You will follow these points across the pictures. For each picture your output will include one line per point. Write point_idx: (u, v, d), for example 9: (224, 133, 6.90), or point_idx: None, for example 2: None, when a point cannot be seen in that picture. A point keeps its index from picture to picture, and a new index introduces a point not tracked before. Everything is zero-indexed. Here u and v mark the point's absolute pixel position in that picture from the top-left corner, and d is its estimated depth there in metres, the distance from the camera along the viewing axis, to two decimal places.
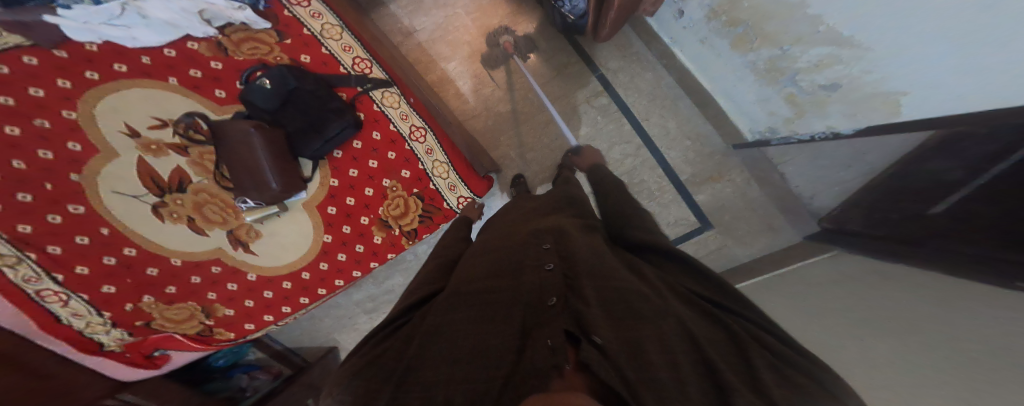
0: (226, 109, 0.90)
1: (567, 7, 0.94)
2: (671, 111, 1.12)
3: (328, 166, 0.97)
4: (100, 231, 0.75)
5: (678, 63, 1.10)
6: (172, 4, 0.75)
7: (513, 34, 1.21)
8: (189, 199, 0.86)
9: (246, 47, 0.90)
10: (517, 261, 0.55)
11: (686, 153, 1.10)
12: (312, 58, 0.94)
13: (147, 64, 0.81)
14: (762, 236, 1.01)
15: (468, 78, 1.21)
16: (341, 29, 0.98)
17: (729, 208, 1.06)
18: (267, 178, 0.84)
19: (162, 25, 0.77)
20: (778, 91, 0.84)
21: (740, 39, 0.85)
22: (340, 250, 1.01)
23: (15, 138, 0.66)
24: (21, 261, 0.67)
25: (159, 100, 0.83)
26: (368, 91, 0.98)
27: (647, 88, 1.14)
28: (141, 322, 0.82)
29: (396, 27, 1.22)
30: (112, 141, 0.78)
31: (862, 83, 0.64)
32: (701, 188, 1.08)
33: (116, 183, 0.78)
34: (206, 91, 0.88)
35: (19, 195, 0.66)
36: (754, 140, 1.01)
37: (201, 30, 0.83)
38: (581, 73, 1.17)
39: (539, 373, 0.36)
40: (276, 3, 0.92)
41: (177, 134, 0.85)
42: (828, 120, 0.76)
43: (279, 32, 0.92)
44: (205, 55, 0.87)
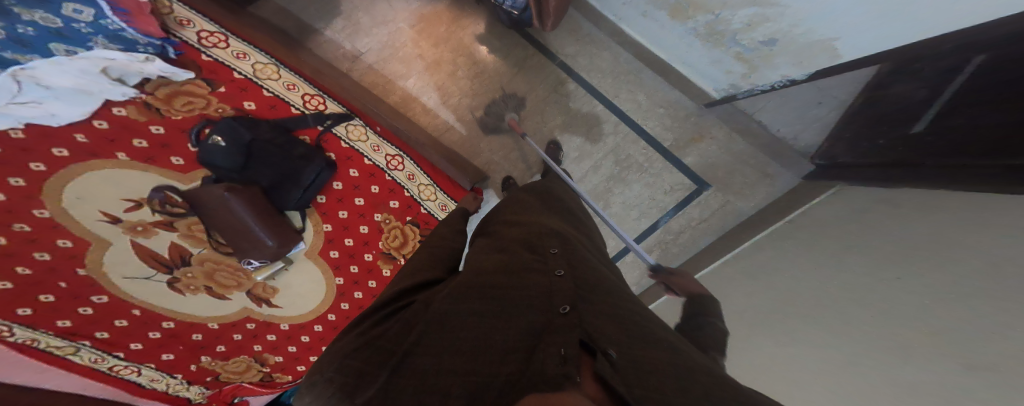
0: (190, 175, 0.78)
1: (508, 2, 0.93)
2: (637, 84, 1.10)
3: (316, 212, 0.95)
4: (131, 312, 0.70)
5: (628, 37, 1.08)
6: (69, 67, 0.56)
7: (463, 38, 1.19)
8: (199, 270, 0.80)
9: (179, 103, 0.75)
10: (523, 263, 0.55)
11: (663, 120, 1.08)
12: (257, 104, 0.88)
13: (85, 141, 0.64)
14: (761, 185, 0.99)
15: (431, 92, 1.20)
16: (274, 67, 0.93)
17: (720, 164, 1.04)
18: (263, 236, 0.81)
19: (70, 94, 0.58)
20: (725, 51, 0.83)
21: (677, 10, 0.82)
22: (355, 289, 1.02)
23: (7, 248, 0.55)
24: (80, 349, 0.63)
25: (119, 178, 0.68)
26: (330, 128, 0.97)
27: (607, 66, 1.12)
28: (210, 377, 0.84)
29: (340, 52, 1.21)
30: (93, 230, 0.65)
31: (795, 36, 0.68)
32: (687, 151, 1.06)
33: (124, 268, 0.69)
34: (163, 161, 0.74)
35: (42, 298, 0.58)
36: (721, 97, 0.99)
37: (119, 92, 0.65)
38: (541, 64, 1.16)
39: (546, 377, 0.34)
40: (188, 48, 0.78)
41: (156, 211, 0.73)
42: (779, 71, 0.78)
43: (207, 80, 0.80)
44: (139, 120, 0.70)
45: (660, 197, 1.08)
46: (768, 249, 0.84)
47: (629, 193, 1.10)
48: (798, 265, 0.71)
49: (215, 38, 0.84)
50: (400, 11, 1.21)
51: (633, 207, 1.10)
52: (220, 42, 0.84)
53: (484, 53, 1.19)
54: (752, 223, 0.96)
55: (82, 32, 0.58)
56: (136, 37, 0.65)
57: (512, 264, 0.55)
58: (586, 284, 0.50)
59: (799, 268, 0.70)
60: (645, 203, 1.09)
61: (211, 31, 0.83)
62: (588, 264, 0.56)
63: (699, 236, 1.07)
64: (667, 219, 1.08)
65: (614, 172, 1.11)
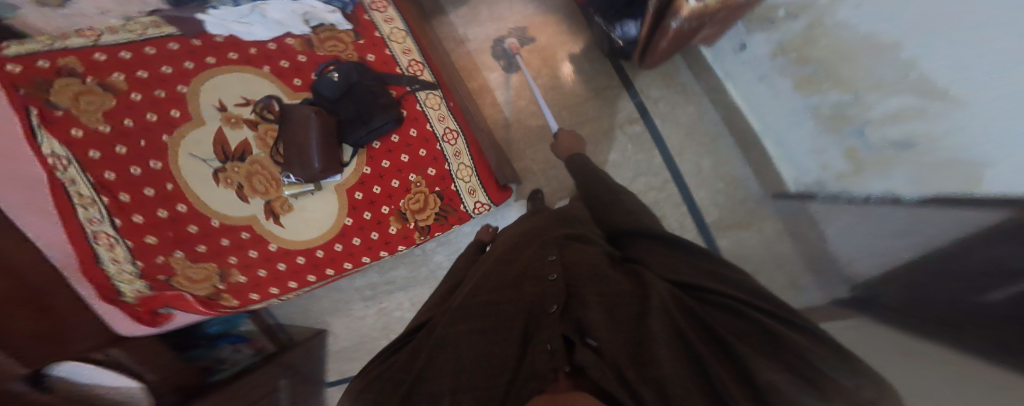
0: (298, 94, 0.97)
1: (617, 33, 0.95)
2: (709, 149, 1.10)
3: (365, 154, 0.99)
4: (164, 185, 0.79)
5: (725, 97, 1.10)
6: (287, 6, 0.92)
7: (559, 52, 1.22)
8: (245, 168, 0.90)
9: (328, 45, 1.00)
10: (519, 272, 0.54)
11: (717, 195, 1.07)
12: (377, 58, 1.02)
13: (252, 54, 0.94)
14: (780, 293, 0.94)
15: (508, 89, 1.23)
16: (405, 34, 1.08)
17: (751, 258, 1.02)
18: (313, 158, 0.87)
19: (273, 25, 0.93)
20: (839, 141, 0.78)
21: (809, 79, 0.83)
22: (356, 234, 0.99)
23: (135, 102, 0.79)
24: (96, 203, 0.72)
25: (251, 81, 0.93)
26: (415, 91, 1.03)
27: (686, 120, 1.14)
28: (163, 277, 0.79)
29: (450, 32, 1.26)
30: (203, 111, 0.87)
31: (942, 145, 0.55)
32: (726, 233, 1.03)
33: (194, 147, 0.84)
34: (287, 79, 0.96)
35: (115, 147, 0.75)
36: (795, 192, 0.90)
37: (300, 28, 0.97)
38: (618, 97, 1.18)
39: (537, 372, 0.39)
40: (360, 9, 1.06)
41: (254, 112, 0.92)
42: (890, 181, 0.66)
43: (355, 33, 1.03)
44: (297, 50, 0.98)
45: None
46: None
47: None
48: None
49: (381, 4, 1.08)
50: (516, 13, 1.25)
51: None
52: (382, 8, 1.09)
53: (571, 73, 1.21)
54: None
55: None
56: None
57: (510, 271, 0.55)
58: (575, 282, 0.51)
59: None
60: None
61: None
62: (584, 252, 0.56)
63: None
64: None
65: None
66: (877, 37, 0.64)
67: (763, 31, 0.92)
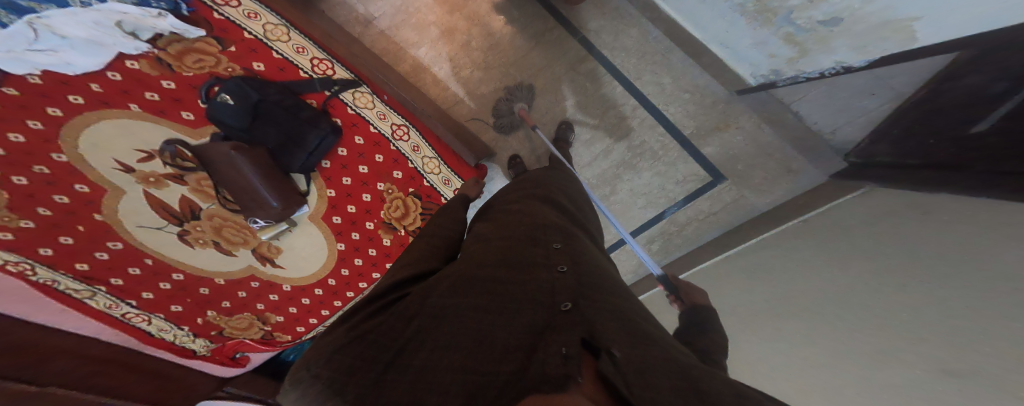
0: (200, 130, 0.78)
1: None
2: (663, 66, 1.03)
3: (320, 176, 0.93)
4: (145, 261, 0.74)
5: (661, 14, 1.02)
6: (81, 16, 0.57)
7: (482, 6, 1.12)
8: (208, 225, 0.82)
9: (191, 60, 0.74)
10: (526, 257, 0.52)
11: (687, 106, 1.02)
12: (267, 67, 0.85)
13: (100, 91, 0.64)
14: (782, 181, 0.94)
15: (443, 63, 1.15)
16: (285, 28, 0.89)
17: (741, 157, 0.99)
18: (268, 197, 0.81)
19: (83, 44, 0.59)
20: (773, 32, 0.75)
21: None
22: (355, 256, 1.00)
23: (26, 188, 0.58)
24: (96, 293, 0.69)
25: (127, 125, 0.68)
26: (337, 94, 0.94)
27: (633, 44, 1.05)
28: (215, 331, 0.87)
29: (352, 16, 1.17)
30: (109, 177, 0.68)
31: (865, 13, 0.57)
32: (707, 140, 1.01)
33: (136, 216, 0.72)
34: (172, 114, 0.74)
35: (60, 238, 0.63)
36: (757, 84, 0.92)
37: (131, 46, 0.65)
38: (561, 39, 1.09)
39: (548, 378, 0.31)
40: (200, 4, 0.76)
41: (167, 163, 0.74)
42: (833, 55, 0.69)
43: (217, 39, 0.78)
44: (153, 74, 0.70)
45: (671, 185, 1.05)
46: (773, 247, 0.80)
47: (639, 180, 1.08)
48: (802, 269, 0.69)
49: None
50: None
51: (638, 196, 1.08)
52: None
53: (501, 25, 1.12)
54: (765, 220, 0.91)
55: None
56: None
57: (516, 254, 0.53)
58: (588, 279, 0.47)
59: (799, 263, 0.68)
60: (653, 192, 1.07)
61: None
62: (595, 261, 0.53)
63: (704, 229, 1.05)
64: (675, 210, 1.06)
65: (626, 157, 1.08)
66: None
67: None
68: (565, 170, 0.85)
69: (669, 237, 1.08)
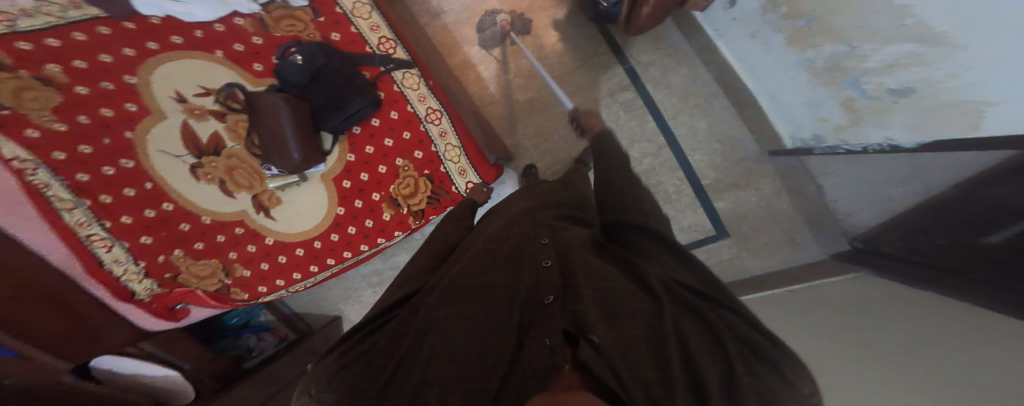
0: (262, 81, 0.92)
1: None
2: (704, 109, 1.07)
3: (346, 140, 0.96)
4: (144, 184, 0.74)
5: (717, 59, 1.06)
6: None
7: (543, 18, 1.16)
8: (224, 163, 0.87)
9: (284, 24, 0.93)
10: (513, 258, 0.52)
11: (712, 157, 1.06)
12: (342, 37, 0.95)
13: (200, 38, 0.85)
14: (781, 251, 0.94)
15: (492, 62, 1.18)
16: (370, 8, 1.00)
17: (750, 218, 1.01)
18: (291, 149, 0.84)
19: (210, 3, 0.81)
20: (834, 93, 0.77)
21: (800, 34, 0.78)
22: (350, 223, 0.98)
23: (84, 97, 0.68)
24: (77, 206, 0.64)
25: (207, 70, 0.86)
26: (390, 71, 0.97)
27: (678, 84, 1.09)
28: (169, 275, 0.78)
29: (424, 7, 1.20)
30: (163, 104, 0.79)
31: (938, 89, 0.55)
32: (723, 195, 1.05)
33: (163, 143, 0.78)
34: (246, 65, 0.91)
35: (79, 147, 0.66)
36: (794, 147, 0.94)
37: (246, 7, 0.89)
38: (608, 65, 1.13)
39: (535, 372, 0.36)
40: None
41: (217, 102, 0.87)
42: (888, 130, 0.68)
43: (314, 11, 0.95)
44: (248, 31, 0.90)
45: (678, 228, 1.08)
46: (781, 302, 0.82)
47: None
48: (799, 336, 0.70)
49: None
50: None
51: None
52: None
53: (556, 40, 1.15)
54: (761, 281, 0.93)
55: None
56: None
57: (501, 254, 0.53)
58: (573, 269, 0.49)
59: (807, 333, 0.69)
60: None
61: None
62: (580, 242, 0.54)
63: None
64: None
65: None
66: None
67: None
68: (583, 177, 0.82)
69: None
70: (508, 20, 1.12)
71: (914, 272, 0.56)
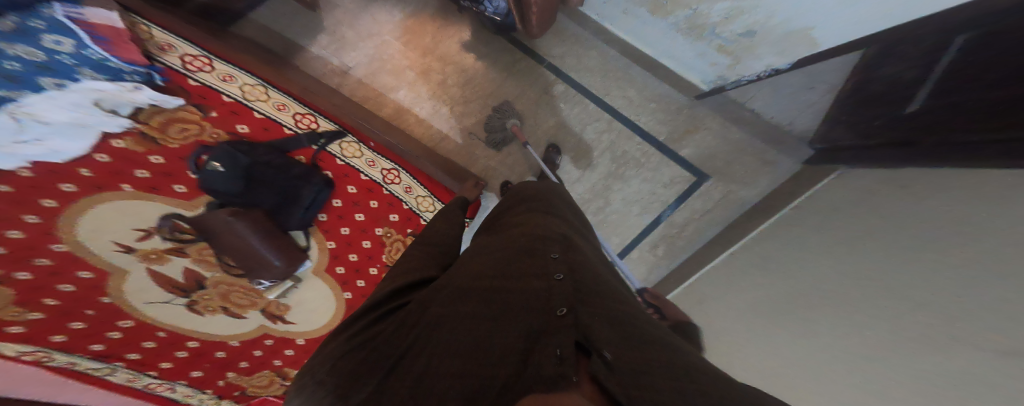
0: (196, 201, 0.74)
1: (489, 10, 1.00)
2: (626, 80, 1.10)
3: (319, 232, 0.92)
4: (157, 334, 0.73)
5: (613, 35, 1.09)
6: (62, 99, 0.54)
7: (451, 46, 1.19)
8: (215, 292, 0.80)
9: (174, 131, 0.69)
10: (523, 266, 0.50)
11: (656, 114, 1.08)
12: (250, 126, 0.83)
13: (92, 175, 0.60)
14: (762, 172, 1.02)
15: (425, 102, 1.20)
16: (263, 87, 0.89)
17: (718, 155, 1.04)
18: (271, 257, 0.79)
19: (65, 129, 0.55)
20: (707, 44, 0.87)
21: (656, 6, 0.84)
22: (362, 303, 1.00)
23: (36, 281, 0.57)
24: (115, 369, 0.69)
25: (128, 208, 0.66)
26: (325, 147, 0.94)
27: (595, 64, 1.12)
28: (237, 391, 0.88)
29: (328, 68, 1.19)
30: (111, 260, 0.65)
31: (773, 27, 0.73)
32: (683, 143, 1.06)
33: (144, 294, 0.70)
34: (165, 188, 0.70)
35: (72, 325, 0.62)
36: (710, 89, 1.01)
37: (114, 123, 0.61)
38: (530, 67, 1.16)
39: (540, 378, 0.32)
40: (174, 73, 0.73)
41: (166, 239, 0.71)
42: (764, 61, 0.83)
43: (197, 104, 0.74)
44: (139, 151, 0.65)
45: (659, 189, 1.09)
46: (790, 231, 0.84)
47: (629, 188, 1.10)
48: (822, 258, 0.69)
49: (168, 47, 0.75)
50: (384, 23, 1.20)
51: (631, 204, 1.10)
52: (200, 63, 0.79)
53: (472, 61, 1.18)
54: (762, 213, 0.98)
55: (93, 60, 0.59)
56: (120, 65, 0.63)
57: (513, 262, 0.51)
58: (585, 287, 0.46)
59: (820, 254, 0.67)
60: (645, 197, 1.09)
61: (193, 53, 0.78)
62: (591, 267, 0.52)
63: (704, 226, 1.09)
64: (668, 212, 1.09)
65: (611, 169, 1.11)
66: None
67: None
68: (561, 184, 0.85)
69: (670, 239, 1.11)
70: (519, 124, 1.14)
71: (959, 162, 0.58)
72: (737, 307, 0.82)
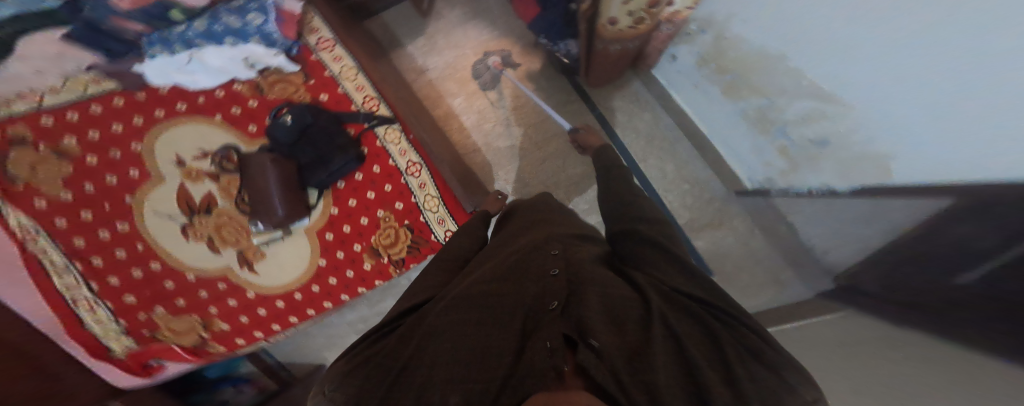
0: (254, 142, 0.98)
1: (562, 50, 1.09)
2: (669, 153, 1.13)
3: (331, 194, 1.00)
4: (135, 244, 0.88)
5: (674, 104, 1.12)
6: (224, 53, 0.90)
7: (517, 72, 1.25)
8: (212, 221, 0.94)
9: (276, 88, 1.01)
10: (520, 265, 0.48)
11: (685, 196, 1.10)
12: (330, 98, 1.03)
13: (202, 103, 0.96)
14: (766, 290, 0.91)
15: (471, 114, 1.24)
16: (357, 71, 1.06)
17: (731, 257, 1.02)
18: (275, 206, 0.90)
19: (214, 71, 0.92)
20: (769, 142, 0.87)
21: (730, 87, 0.89)
22: (331, 274, 0.98)
23: (94, 166, 0.86)
24: (68, 268, 0.82)
25: (205, 132, 0.96)
26: (373, 127, 1.03)
27: (644, 128, 1.16)
28: (147, 332, 0.88)
29: (410, 66, 1.28)
30: (163, 169, 0.92)
31: (848, 142, 0.65)
32: (699, 234, 1.08)
33: (158, 204, 0.90)
34: (242, 126, 0.98)
35: (82, 212, 0.84)
36: (754, 189, 0.98)
37: (245, 73, 0.97)
38: (581, 111, 1.20)
39: (532, 371, 0.34)
40: (305, 50, 1.04)
41: (213, 163, 0.95)
42: (822, 176, 0.75)
43: (305, 73, 1.03)
44: (246, 95, 0.99)
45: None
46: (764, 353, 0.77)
47: None
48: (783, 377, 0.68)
49: (327, 43, 1.05)
50: (471, 39, 1.29)
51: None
52: (328, 47, 1.05)
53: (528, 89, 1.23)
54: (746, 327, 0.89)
55: (250, 33, 0.91)
56: (279, 39, 0.96)
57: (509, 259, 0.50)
58: (579, 279, 0.46)
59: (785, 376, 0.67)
60: None
61: (327, 39, 1.06)
62: (586, 256, 0.51)
63: None
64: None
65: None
66: (766, 50, 0.72)
67: (687, 44, 0.95)
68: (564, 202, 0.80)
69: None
70: (501, 61, 1.25)
71: (883, 311, 0.53)
72: None
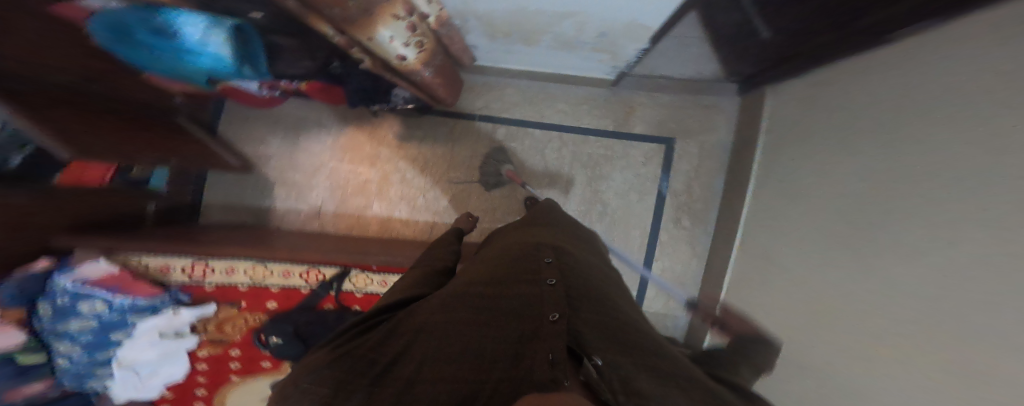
0: (282, 367, 1.00)
1: (402, 99, 0.98)
2: (552, 96, 1.18)
3: None
4: None
5: (515, 70, 1.12)
6: (139, 346, 0.87)
7: (393, 143, 1.21)
8: None
9: (229, 327, 0.98)
10: (517, 273, 0.47)
11: (591, 113, 1.18)
12: (278, 301, 0.97)
13: (209, 372, 1.00)
14: (713, 117, 1.14)
15: (399, 203, 1.20)
16: (261, 263, 0.93)
17: (667, 120, 1.16)
18: None
19: (157, 361, 0.90)
20: (585, 49, 0.93)
21: (524, 39, 0.90)
22: None
23: None
24: None
25: (250, 387, 1.02)
26: (340, 288, 0.96)
27: (516, 98, 1.19)
28: None
29: (303, 217, 1.21)
30: None
31: (615, 25, 0.77)
32: (631, 124, 1.17)
33: None
34: (257, 368, 0.99)
35: None
36: (615, 76, 1.07)
37: (184, 343, 0.93)
38: (467, 127, 1.19)
39: (532, 381, 0.28)
40: (192, 286, 0.95)
41: None
42: (630, 47, 0.87)
43: (230, 302, 0.97)
44: (224, 347, 0.98)
45: (641, 169, 1.17)
46: (795, 162, 0.79)
47: (614, 183, 1.17)
48: (825, 173, 0.67)
49: (198, 265, 0.93)
50: (323, 154, 1.21)
51: (628, 192, 1.17)
52: (204, 268, 0.93)
53: (415, 149, 1.20)
54: (736, 167, 1.08)
55: (121, 319, 0.85)
56: (147, 302, 0.87)
57: (507, 268, 0.48)
58: (579, 292, 0.43)
59: (829, 175, 0.66)
60: (635, 185, 1.17)
61: (191, 262, 0.92)
62: (588, 276, 0.49)
63: (708, 179, 1.15)
64: (666, 183, 1.16)
65: (589, 175, 1.17)
66: (523, 7, 0.73)
67: (469, 33, 0.89)
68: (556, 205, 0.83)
69: (688, 207, 1.16)
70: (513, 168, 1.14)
71: (934, 72, 0.48)
72: (791, 253, 0.73)
